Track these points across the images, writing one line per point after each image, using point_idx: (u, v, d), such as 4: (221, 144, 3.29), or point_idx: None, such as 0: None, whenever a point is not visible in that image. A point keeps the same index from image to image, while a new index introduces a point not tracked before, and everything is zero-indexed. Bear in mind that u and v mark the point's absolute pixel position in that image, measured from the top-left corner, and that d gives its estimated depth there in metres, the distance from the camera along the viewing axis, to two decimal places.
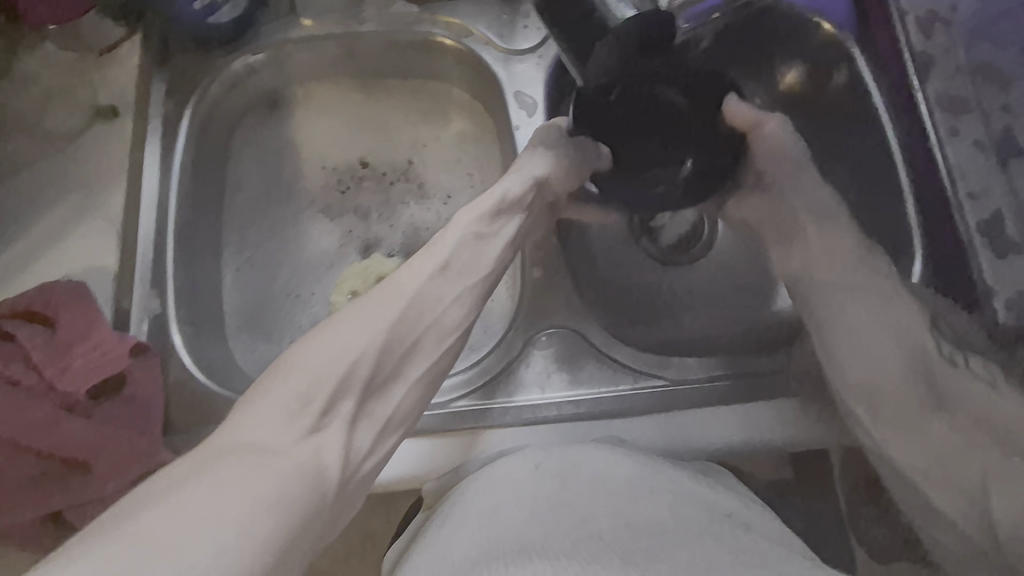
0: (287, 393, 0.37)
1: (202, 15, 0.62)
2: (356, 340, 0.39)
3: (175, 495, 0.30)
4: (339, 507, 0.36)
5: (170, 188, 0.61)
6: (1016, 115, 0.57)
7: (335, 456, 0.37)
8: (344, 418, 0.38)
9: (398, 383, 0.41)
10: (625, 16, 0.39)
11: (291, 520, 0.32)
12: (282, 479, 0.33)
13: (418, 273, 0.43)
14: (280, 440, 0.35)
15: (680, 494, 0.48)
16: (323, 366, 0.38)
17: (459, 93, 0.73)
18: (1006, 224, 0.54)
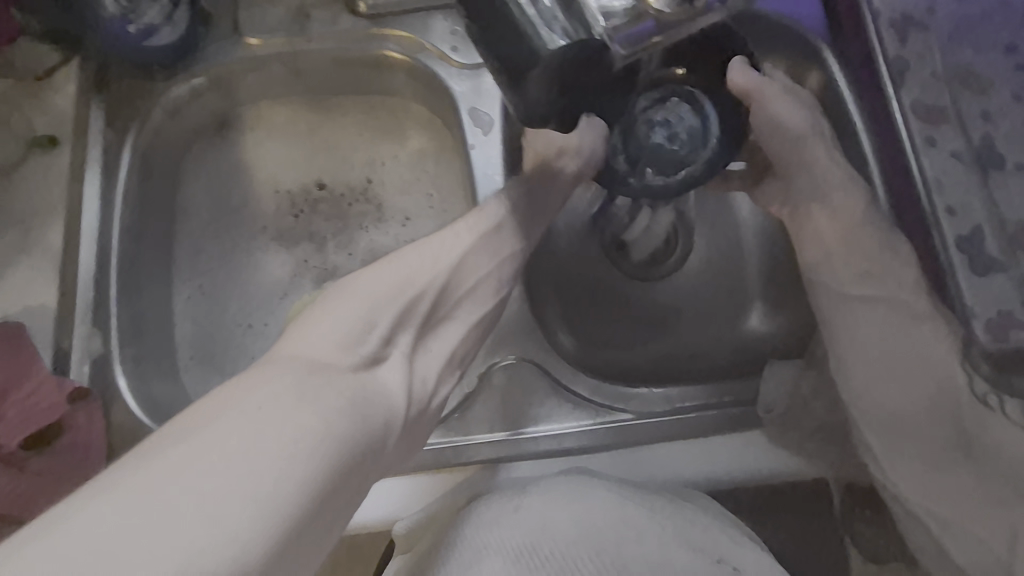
0: (342, 320, 0.36)
1: (137, 39, 0.59)
2: (408, 277, 0.40)
3: (214, 416, 0.27)
4: (402, 441, 0.36)
5: (111, 221, 0.59)
6: (997, 122, 0.52)
7: (395, 389, 0.35)
8: (402, 351, 0.38)
9: (450, 322, 0.43)
10: (554, 43, 0.34)
11: (344, 450, 0.29)
12: (340, 397, 0.31)
13: (465, 235, 0.45)
14: (345, 357, 0.34)
15: (677, 539, 0.44)
16: (376, 298, 0.38)
17: (416, 109, 0.71)
18: (985, 239, 0.49)
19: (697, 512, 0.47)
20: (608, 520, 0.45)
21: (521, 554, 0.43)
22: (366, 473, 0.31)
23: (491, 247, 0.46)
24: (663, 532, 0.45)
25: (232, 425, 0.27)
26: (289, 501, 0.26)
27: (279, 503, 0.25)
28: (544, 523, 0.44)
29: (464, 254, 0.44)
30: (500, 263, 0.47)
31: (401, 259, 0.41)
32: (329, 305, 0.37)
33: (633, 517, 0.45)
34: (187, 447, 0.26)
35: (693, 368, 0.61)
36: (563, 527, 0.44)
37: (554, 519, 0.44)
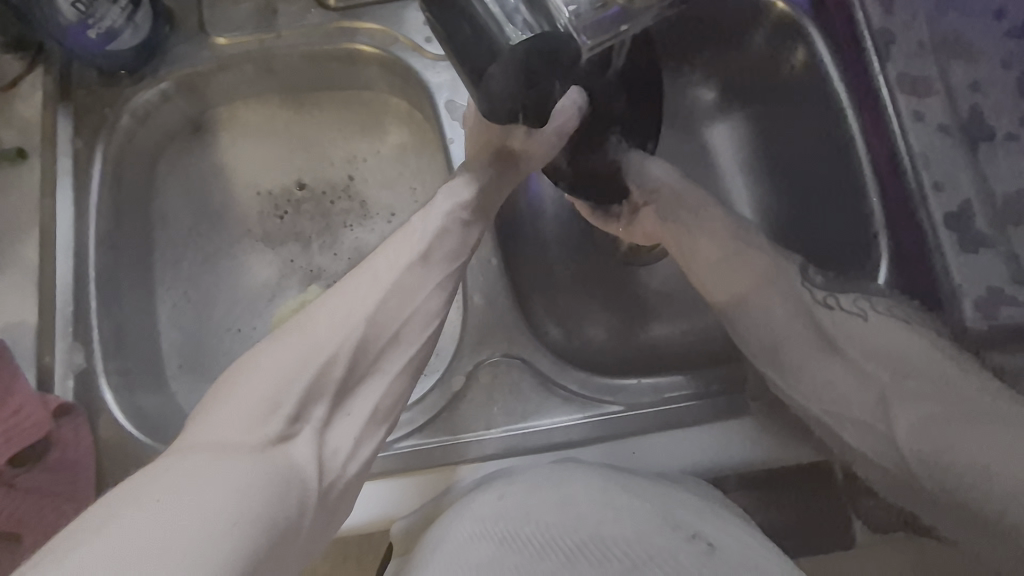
0: (250, 398, 0.35)
1: (99, 44, 0.57)
2: (320, 342, 0.38)
3: (115, 519, 0.28)
4: (320, 513, 0.36)
5: (85, 233, 0.58)
6: (987, 93, 0.51)
7: (305, 465, 0.35)
8: (315, 423, 0.37)
9: (375, 378, 0.41)
10: (517, 38, 0.34)
11: (253, 535, 0.30)
12: (251, 480, 0.31)
13: (382, 276, 0.42)
14: (249, 438, 0.34)
15: (639, 512, 0.41)
16: (283, 370, 0.37)
17: (394, 102, 0.70)
18: (975, 215, 0.48)
19: (673, 489, 0.45)
20: (590, 498, 0.42)
21: (503, 537, 0.40)
22: (284, 551, 0.32)
23: (416, 280, 0.43)
24: (646, 506, 0.41)
25: (136, 520, 0.28)
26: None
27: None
28: (525, 509, 0.42)
29: (383, 297, 0.41)
30: (428, 296, 0.43)
31: (337, 299, 0.40)
32: (235, 386, 0.36)
33: (615, 493, 0.42)
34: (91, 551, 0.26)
35: (684, 356, 0.61)
36: (543, 509, 0.42)
37: (534, 503, 0.42)
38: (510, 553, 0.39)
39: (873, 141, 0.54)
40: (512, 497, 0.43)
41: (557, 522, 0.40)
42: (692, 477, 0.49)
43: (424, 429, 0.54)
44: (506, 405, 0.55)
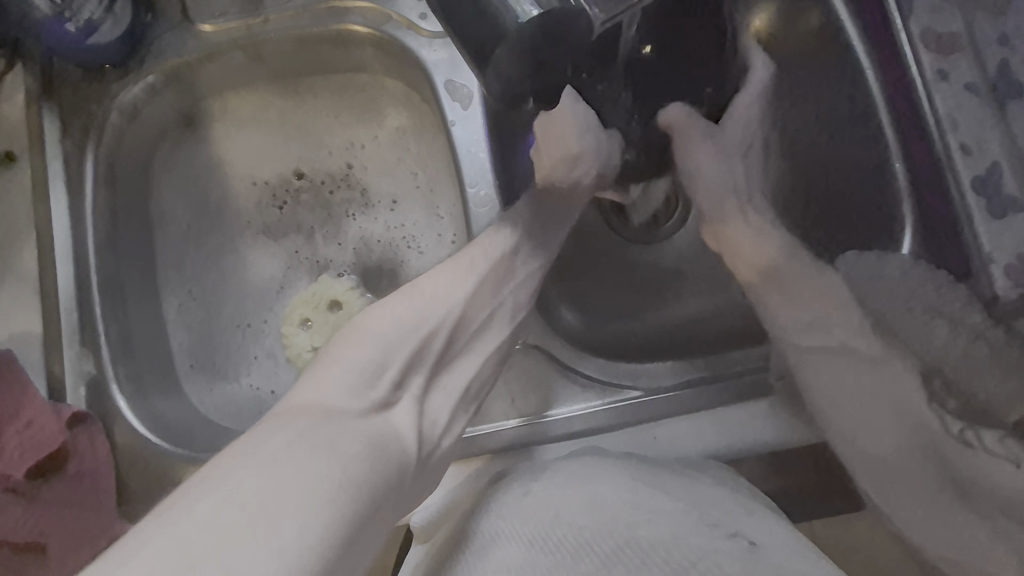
0: (360, 362, 0.34)
1: (79, 39, 0.55)
2: (426, 311, 0.38)
3: (232, 469, 0.26)
4: (415, 480, 0.34)
5: (83, 236, 0.56)
6: (1016, 46, 0.46)
7: (410, 431, 0.34)
8: (413, 394, 0.36)
9: (467, 356, 0.41)
10: (527, 15, 0.32)
11: (361, 499, 0.27)
12: (357, 445, 0.29)
13: (478, 263, 0.42)
14: (357, 401, 0.32)
15: (675, 511, 0.40)
16: (392, 338, 0.36)
17: (390, 83, 0.67)
18: (1003, 177, 0.46)
19: (710, 486, 0.45)
20: (623, 501, 0.41)
21: (533, 538, 0.39)
22: (383, 519, 0.30)
23: (499, 273, 0.44)
24: (680, 509, 0.40)
25: (247, 475, 0.26)
26: (310, 558, 0.24)
27: (299, 558, 0.24)
28: (555, 510, 0.41)
29: (479, 281, 0.42)
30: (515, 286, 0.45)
31: (422, 285, 0.40)
32: (347, 346, 0.35)
33: (646, 498, 0.41)
34: (206, 505, 0.24)
35: (701, 334, 0.60)
36: (575, 510, 0.40)
37: (560, 506, 0.41)
38: (541, 555, 0.38)
39: (898, 114, 0.52)
40: (536, 496, 0.43)
41: (589, 523, 0.39)
42: (712, 464, 0.49)
43: None
44: (524, 393, 0.54)
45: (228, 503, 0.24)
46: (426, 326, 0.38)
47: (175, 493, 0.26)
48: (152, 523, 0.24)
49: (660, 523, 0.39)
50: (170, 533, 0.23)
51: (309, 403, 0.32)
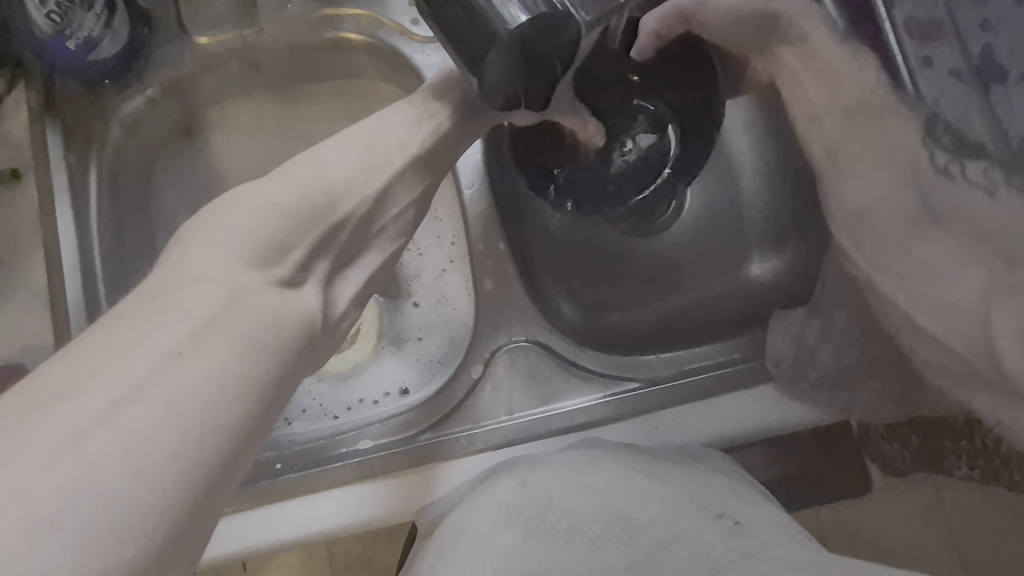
0: (256, 236, 0.34)
1: (80, 55, 0.56)
2: (333, 196, 0.38)
3: (126, 360, 0.25)
4: (324, 344, 0.36)
5: (89, 248, 0.57)
6: (999, 31, 0.43)
7: (315, 309, 0.35)
8: (319, 275, 0.37)
9: (370, 252, 0.43)
10: (516, 20, 0.34)
11: (263, 390, 0.29)
12: (258, 326, 0.30)
13: (383, 141, 0.41)
14: (253, 273, 0.32)
15: (662, 495, 0.41)
16: (296, 217, 0.36)
17: (385, 88, 0.68)
18: (987, 154, 0.41)
19: (707, 471, 0.46)
20: (614, 484, 0.42)
21: (527, 525, 0.40)
22: (291, 384, 0.31)
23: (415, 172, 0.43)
24: (669, 490, 0.42)
25: (145, 363, 0.25)
26: (217, 440, 0.26)
27: (208, 443, 0.25)
28: (548, 495, 0.42)
29: (385, 172, 0.41)
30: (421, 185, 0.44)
31: (323, 155, 0.39)
32: (244, 217, 0.34)
33: (638, 482, 0.43)
34: (102, 400, 0.24)
35: (699, 324, 0.61)
36: (567, 495, 0.42)
37: (556, 491, 0.42)
38: (536, 540, 0.39)
39: None
40: (533, 485, 0.44)
41: (583, 508, 0.40)
42: (712, 453, 0.50)
43: (442, 422, 0.55)
44: (525, 388, 0.55)
45: (129, 398, 0.24)
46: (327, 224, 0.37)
47: (53, 376, 0.25)
48: (33, 415, 0.23)
49: (651, 506, 0.40)
50: (64, 423, 0.23)
51: (198, 277, 0.30)
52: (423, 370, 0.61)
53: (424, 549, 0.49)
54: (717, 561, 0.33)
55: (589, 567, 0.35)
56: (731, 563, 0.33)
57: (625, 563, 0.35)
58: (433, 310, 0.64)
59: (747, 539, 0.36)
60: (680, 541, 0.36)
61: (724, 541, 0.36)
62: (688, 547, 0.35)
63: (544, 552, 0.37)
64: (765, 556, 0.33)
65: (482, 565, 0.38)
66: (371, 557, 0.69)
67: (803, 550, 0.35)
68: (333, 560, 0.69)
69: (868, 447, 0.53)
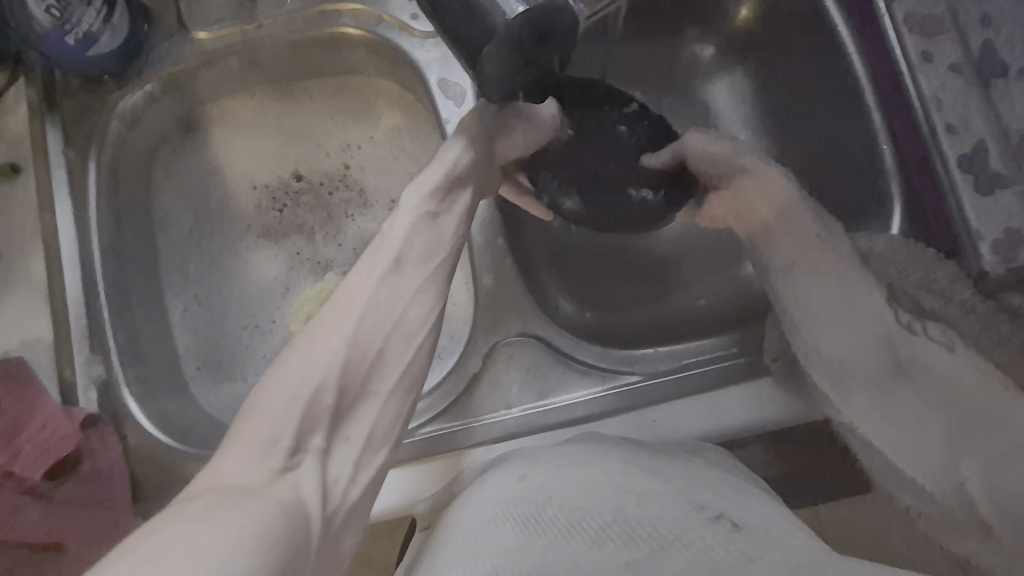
0: (253, 437, 0.34)
1: (79, 50, 0.56)
2: (316, 374, 0.36)
3: (152, 540, 0.27)
4: (322, 543, 0.33)
5: (89, 243, 0.57)
6: (999, 26, 0.47)
7: (311, 495, 0.33)
8: (316, 453, 0.35)
9: (370, 401, 0.38)
10: (512, 11, 0.35)
11: (273, 551, 0.29)
12: (266, 513, 0.30)
13: (361, 297, 0.39)
14: (257, 474, 0.33)
15: (660, 495, 0.41)
16: (284, 408, 0.35)
17: (384, 85, 0.68)
18: (988, 157, 0.46)
19: (705, 467, 0.46)
20: (613, 482, 0.42)
21: (526, 520, 0.40)
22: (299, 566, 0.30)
23: (396, 286, 0.40)
24: (668, 489, 0.42)
25: (160, 565, 0.26)
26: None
27: None
28: (547, 492, 0.42)
29: (359, 319, 0.38)
30: (411, 301, 0.40)
31: (307, 341, 0.37)
32: (247, 422, 0.35)
33: (637, 481, 0.42)
34: None
35: (697, 319, 0.60)
36: (567, 493, 0.42)
37: (556, 487, 0.42)
38: (535, 535, 0.38)
39: (884, 95, 0.52)
40: (532, 479, 0.44)
41: (582, 504, 0.40)
42: (708, 446, 0.50)
43: (442, 415, 0.55)
44: (524, 384, 0.55)
45: None
46: (307, 391, 0.35)
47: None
48: None
49: (648, 504, 0.40)
50: None
51: (207, 485, 0.32)
52: None
53: (423, 541, 0.49)
54: (718, 563, 0.33)
55: (587, 565, 0.35)
56: (727, 566, 0.33)
57: (625, 561, 0.35)
58: None
59: (746, 541, 0.35)
60: (680, 543, 0.36)
61: (722, 542, 0.35)
62: (688, 550, 0.35)
63: (543, 548, 0.37)
64: (764, 559, 0.33)
65: (479, 559, 0.38)
66: (370, 553, 0.69)
67: (804, 554, 0.35)
68: None
69: None
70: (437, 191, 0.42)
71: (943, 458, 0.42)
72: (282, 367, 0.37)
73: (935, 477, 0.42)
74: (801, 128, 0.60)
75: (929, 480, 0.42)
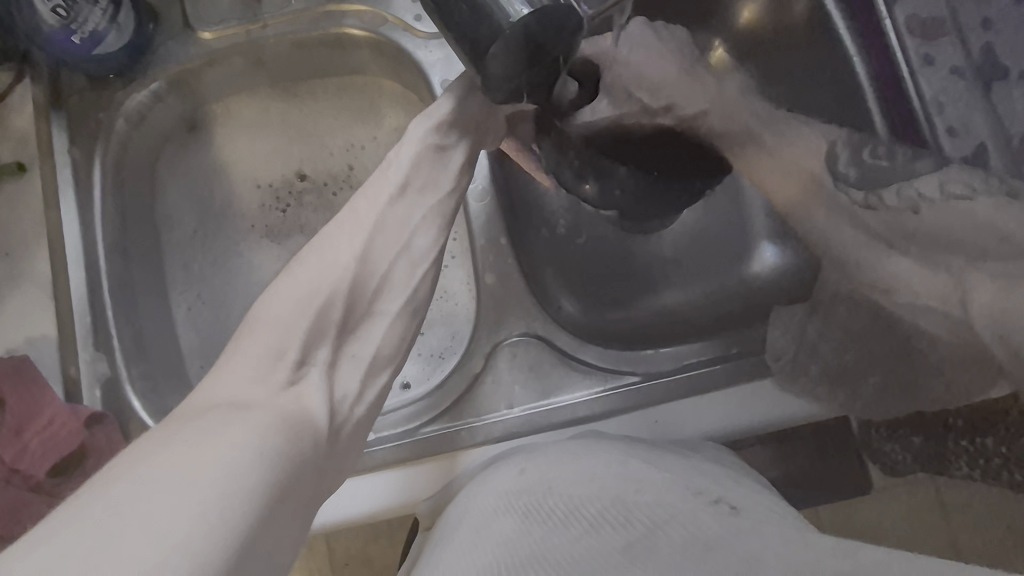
0: (254, 354, 0.34)
1: (86, 49, 0.56)
2: (320, 290, 0.37)
3: (159, 442, 0.28)
4: (328, 457, 0.34)
5: (93, 241, 0.58)
6: (999, 30, 0.48)
7: (316, 408, 0.34)
8: (322, 364, 0.36)
9: (375, 320, 0.40)
10: (518, 13, 0.35)
11: (277, 463, 0.29)
12: (269, 420, 0.31)
13: (363, 216, 0.39)
14: (261, 390, 0.33)
15: (658, 481, 0.41)
16: (286, 322, 0.36)
17: (388, 85, 0.69)
18: (989, 156, 0.47)
19: (705, 462, 0.46)
20: (613, 472, 0.42)
21: (526, 511, 0.40)
22: (303, 474, 0.31)
23: (401, 213, 0.40)
24: (665, 475, 0.42)
25: (162, 462, 0.26)
26: (240, 508, 0.26)
27: (230, 511, 0.25)
28: (548, 483, 0.42)
29: (368, 238, 0.39)
30: (417, 229, 0.41)
31: (306, 260, 0.38)
32: (249, 336, 0.35)
33: (634, 469, 0.43)
34: (118, 489, 0.25)
35: (699, 320, 0.60)
36: (567, 482, 0.42)
37: (554, 478, 0.43)
38: (534, 525, 0.39)
39: (885, 98, 0.52)
40: (532, 472, 0.45)
41: (582, 492, 0.40)
42: (711, 445, 0.50)
43: (445, 414, 0.55)
44: (526, 384, 0.55)
45: (140, 490, 0.25)
46: (320, 302, 0.36)
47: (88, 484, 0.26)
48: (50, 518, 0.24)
49: (648, 491, 0.40)
50: (79, 517, 0.24)
51: (206, 404, 0.31)
52: (425, 365, 0.61)
53: (425, 539, 0.49)
54: (710, 538, 0.34)
55: (588, 549, 0.35)
56: (729, 541, 0.33)
57: (623, 543, 0.35)
58: (434, 304, 0.64)
59: (743, 520, 0.36)
60: (676, 521, 0.36)
61: (720, 520, 0.36)
62: (684, 527, 0.35)
63: (544, 536, 0.38)
64: (757, 533, 0.34)
65: (481, 550, 0.38)
66: (371, 552, 0.69)
67: (795, 530, 0.35)
68: (333, 557, 0.69)
69: (869, 448, 0.55)
70: (445, 124, 0.41)
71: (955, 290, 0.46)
72: (282, 283, 0.37)
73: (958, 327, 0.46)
74: None
75: (942, 327, 0.47)
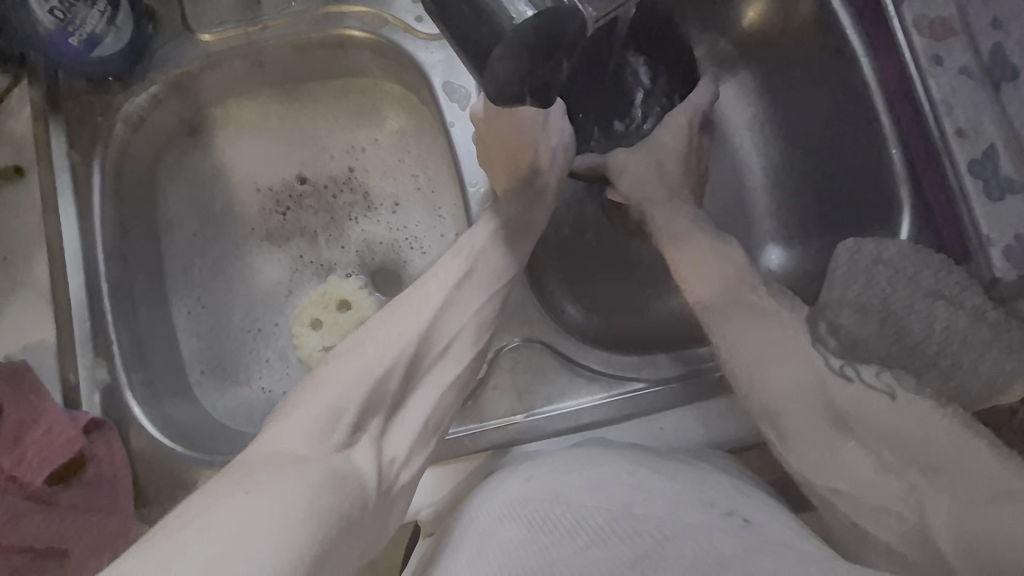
0: (316, 413, 0.36)
1: (83, 52, 0.56)
2: (381, 360, 0.40)
3: (224, 495, 0.30)
4: (377, 516, 0.35)
5: (92, 245, 0.57)
6: (1009, 29, 0.46)
7: (365, 470, 0.35)
8: (372, 433, 0.38)
9: (421, 390, 0.42)
10: (522, 15, 0.34)
11: (328, 517, 0.30)
12: (323, 477, 0.32)
13: (432, 296, 0.44)
14: (318, 449, 0.35)
15: (672, 495, 0.40)
16: (349, 386, 0.38)
17: (389, 87, 0.68)
18: (999, 158, 0.45)
19: (713, 472, 0.46)
20: (623, 481, 0.42)
21: (531, 520, 0.39)
22: (354, 534, 0.32)
23: (464, 296, 0.45)
24: (677, 488, 0.41)
25: (226, 513, 0.28)
26: (289, 560, 0.27)
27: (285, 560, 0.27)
28: (554, 492, 0.42)
29: (433, 318, 0.43)
30: (476, 310, 0.46)
31: (372, 334, 0.41)
32: (313, 396, 0.38)
33: (645, 479, 0.42)
34: (187, 535, 0.27)
35: (705, 324, 0.60)
36: (572, 492, 0.41)
37: (561, 488, 0.42)
38: (540, 533, 0.38)
39: (893, 97, 0.51)
40: (538, 481, 0.44)
41: (588, 502, 0.40)
42: (717, 453, 0.50)
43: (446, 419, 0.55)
44: (528, 389, 0.55)
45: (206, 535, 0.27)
46: (382, 371, 0.39)
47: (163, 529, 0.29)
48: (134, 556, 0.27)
49: (658, 501, 0.39)
50: (153, 559, 0.26)
51: (268, 457, 0.34)
52: None
53: (427, 546, 0.48)
54: (723, 554, 0.33)
55: (593, 563, 0.35)
56: (745, 561, 0.32)
57: (631, 557, 0.35)
58: None
59: (755, 536, 0.35)
60: (686, 535, 0.35)
61: (733, 538, 0.35)
62: (693, 540, 0.35)
63: (547, 546, 0.37)
64: (775, 552, 0.33)
65: (485, 558, 0.38)
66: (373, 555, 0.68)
67: (808, 550, 0.34)
68: None
69: None
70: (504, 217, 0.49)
71: (912, 511, 0.37)
72: (351, 352, 0.40)
73: (910, 535, 0.37)
74: (805, 127, 0.60)
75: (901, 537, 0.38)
